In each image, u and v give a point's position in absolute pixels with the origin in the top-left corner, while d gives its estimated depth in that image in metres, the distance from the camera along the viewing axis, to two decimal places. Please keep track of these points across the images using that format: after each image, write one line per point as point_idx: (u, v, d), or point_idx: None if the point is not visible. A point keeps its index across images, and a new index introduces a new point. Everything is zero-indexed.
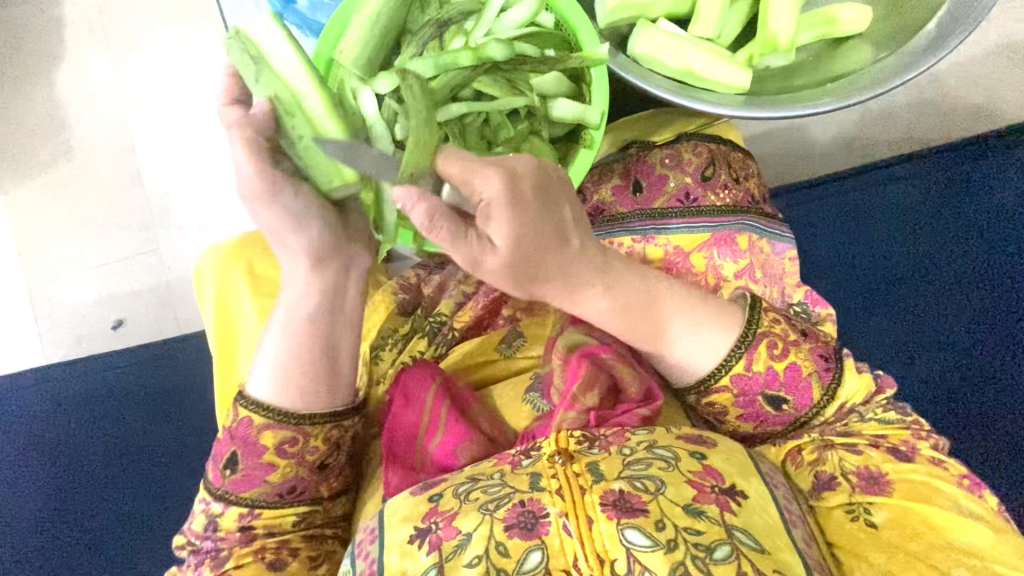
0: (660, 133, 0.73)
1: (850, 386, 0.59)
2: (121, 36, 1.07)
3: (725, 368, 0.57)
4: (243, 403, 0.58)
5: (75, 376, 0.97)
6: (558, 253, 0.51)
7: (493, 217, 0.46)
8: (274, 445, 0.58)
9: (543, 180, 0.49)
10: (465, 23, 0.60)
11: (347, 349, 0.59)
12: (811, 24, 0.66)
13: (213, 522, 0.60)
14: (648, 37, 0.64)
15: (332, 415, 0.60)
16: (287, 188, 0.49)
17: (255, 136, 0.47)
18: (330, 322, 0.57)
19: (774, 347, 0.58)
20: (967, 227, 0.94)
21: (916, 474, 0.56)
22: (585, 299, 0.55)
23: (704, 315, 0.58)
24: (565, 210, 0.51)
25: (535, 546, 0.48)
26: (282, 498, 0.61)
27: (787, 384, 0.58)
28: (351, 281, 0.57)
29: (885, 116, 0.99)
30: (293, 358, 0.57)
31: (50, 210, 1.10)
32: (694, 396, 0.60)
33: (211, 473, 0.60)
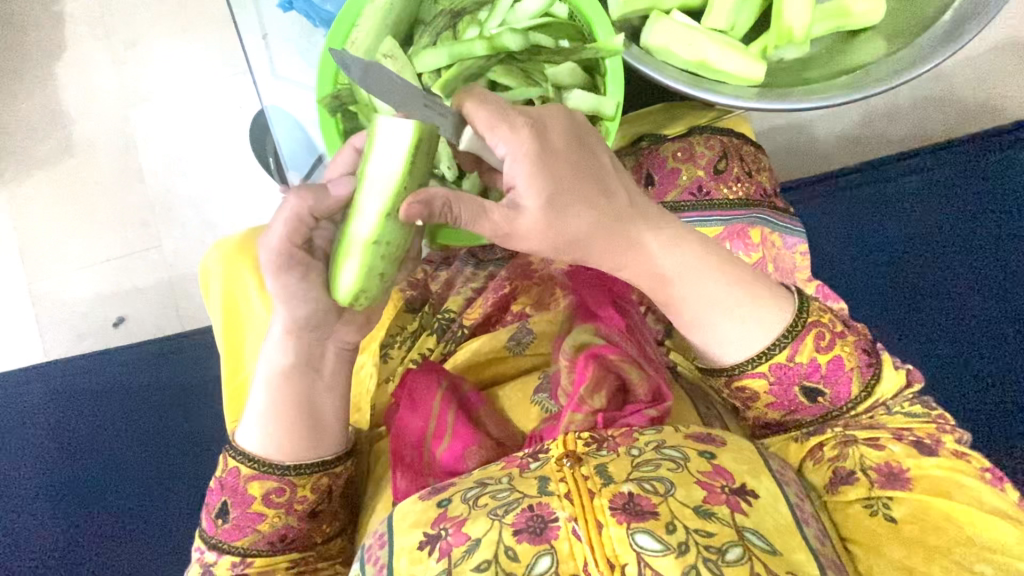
0: (675, 126, 0.73)
1: (887, 382, 0.59)
2: (123, 30, 1.06)
3: (764, 358, 0.56)
4: (232, 453, 0.59)
5: (84, 372, 0.97)
6: (599, 204, 0.50)
7: (517, 162, 0.46)
8: (261, 495, 0.58)
9: (574, 131, 0.49)
10: (479, 13, 0.59)
11: (330, 406, 0.60)
12: (825, 16, 0.66)
13: (207, 571, 0.60)
14: (662, 28, 0.63)
15: (321, 463, 0.60)
16: (297, 269, 0.53)
17: (306, 213, 0.52)
18: (312, 381, 0.59)
19: (821, 339, 0.56)
20: (974, 221, 0.95)
21: (937, 469, 0.56)
22: (636, 264, 0.54)
23: (749, 294, 0.56)
24: (602, 158, 0.51)
25: (545, 550, 0.48)
26: (274, 545, 0.60)
27: (827, 376, 0.57)
28: (329, 349, 0.59)
29: (893, 111, 0.97)
30: (279, 412, 0.58)
31: (51, 207, 1.09)
32: (723, 379, 0.58)
33: (205, 523, 0.60)
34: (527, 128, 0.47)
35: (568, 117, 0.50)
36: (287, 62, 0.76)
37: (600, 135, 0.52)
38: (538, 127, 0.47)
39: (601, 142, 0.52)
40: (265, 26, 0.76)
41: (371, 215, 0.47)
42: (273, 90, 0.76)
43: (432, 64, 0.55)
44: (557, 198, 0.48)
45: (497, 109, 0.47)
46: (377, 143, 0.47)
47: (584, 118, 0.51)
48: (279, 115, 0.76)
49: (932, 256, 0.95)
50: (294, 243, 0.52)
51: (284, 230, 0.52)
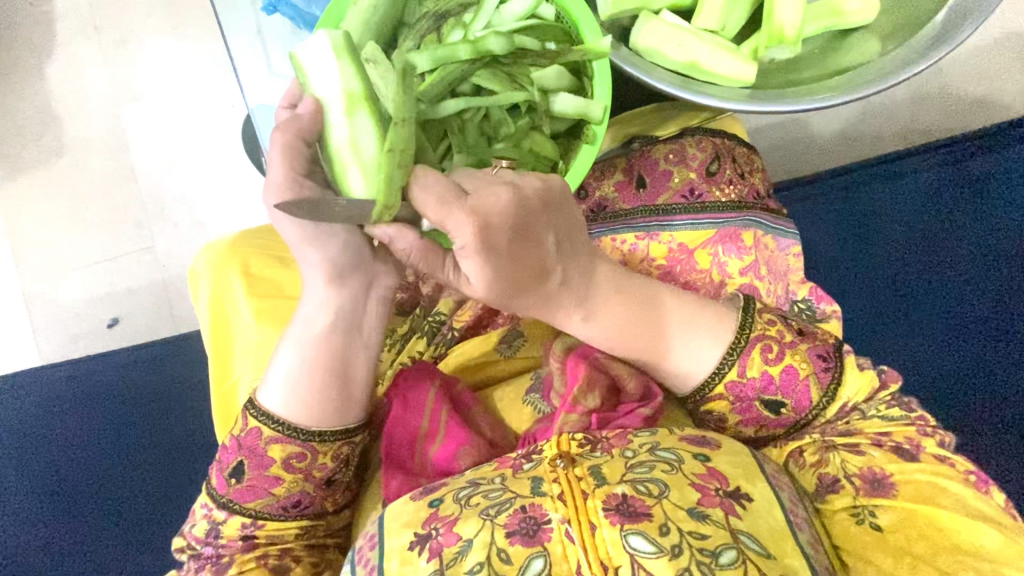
0: (666, 127, 0.72)
1: (851, 386, 0.59)
2: (112, 30, 1.06)
3: (718, 377, 0.58)
4: (253, 413, 0.57)
5: (78, 376, 0.96)
6: (536, 281, 0.53)
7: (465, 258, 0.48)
8: (281, 459, 0.57)
9: (520, 219, 0.49)
10: (464, 15, 0.58)
11: (362, 361, 0.59)
12: (816, 15, 0.65)
13: (216, 529, 0.59)
14: (651, 29, 0.62)
15: (344, 433, 0.58)
16: (311, 199, 0.52)
17: (296, 138, 0.51)
18: (347, 339, 0.58)
19: (768, 352, 0.58)
20: (971, 225, 0.93)
21: (921, 475, 0.56)
22: (570, 323, 0.58)
23: (692, 322, 0.59)
24: (546, 239, 0.52)
25: (538, 552, 0.46)
26: (288, 511, 0.59)
27: (783, 389, 0.58)
28: (371, 296, 0.59)
29: (889, 108, 0.96)
30: (309, 370, 0.57)
31: (42, 208, 1.08)
32: (692, 405, 0.60)
33: (214, 481, 0.58)
34: (471, 223, 0.47)
35: (516, 194, 0.49)
36: (278, 62, 0.75)
37: (554, 210, 0.52)
38: (482, 222, 0.47)
39: (549, 219, 0.52)
40: (258, 24, 0.75)
41: (358, 117, 0.50)
42: (261, 91, 0.74)
43: (414, 67, 0.53)
44: (496, 286, 0.51)
45: (442, 205, 0.46)
46: (306, 67, 0.51)
47: (534, 192, 0.51)
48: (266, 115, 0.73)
49: (921, 257, 0.94)
50: (298, 171, 0.52)
51: (284, 157, 0.51)
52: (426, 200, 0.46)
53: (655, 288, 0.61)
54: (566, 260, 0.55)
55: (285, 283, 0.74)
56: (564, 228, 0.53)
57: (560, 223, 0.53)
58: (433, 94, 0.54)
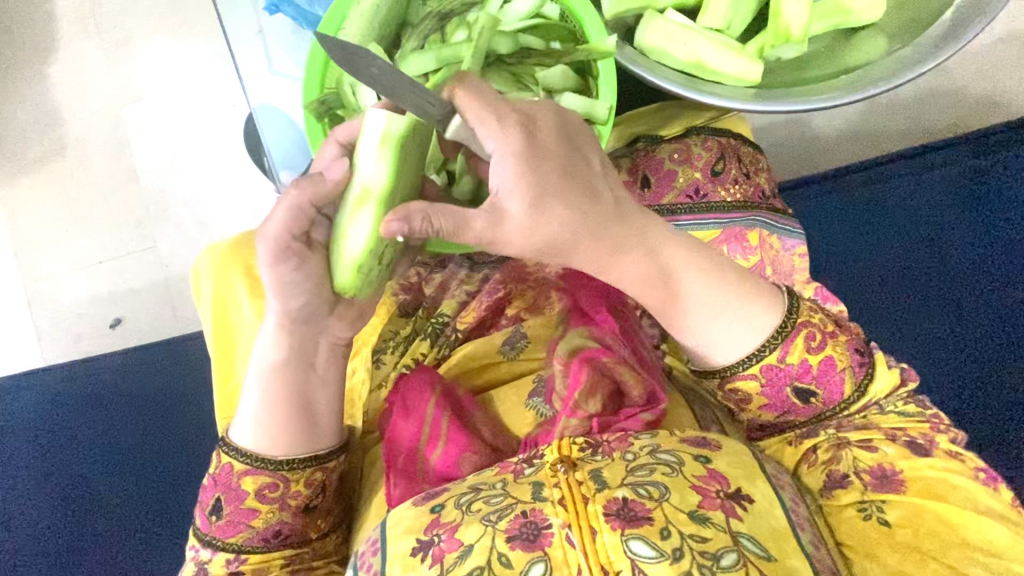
0: (672, 126, 0.72)
1: (880, 382, 0.57)
2: (114, 29, 1.05)
3: (757, 358, 0.54)
4: (226, 449, 0.57)
5: (76, 379, 0.96)
6: (590, 205, 0.48)
7: (503, 162, 0.45)
8: (255, 490, 0.57)
9: (563, 129, 0.48)
10: (468, 14, 0.57)
11: (323, 399, 0.58)
12: (823, 15, 0.65)
13: (202, 569, 0.59)
14: (657, 28, 0.62)
15: (314, 458, 0.58)
16: (294, 259, 0.50)
17: (309, 203, 0.48)
18: (304, 378, 0.57)
19: (811, 339, 0.55)
20: (976, 221, 0.93)
21: (931, 470, 0.55)
22: (624, 268, 0.52)
23: (738, 289, 0.55)
24: (591, 159, 0.49)
25: (538, 557, 0.46)
26: (269, 542, 0.59)
27: (819, 378, 0.55)
28: (322, 342, 0.57)
29: (892, 106, 0.96)
30: (274, 410, 0.56)
31: (44, 208, 1.08)
32: (717, 382, 0.56)
33: (198, 521, 0.59)
34: (516, 123, 0.45)
35: (557, 116, 0.48)
36: (279, 61, 0.75)
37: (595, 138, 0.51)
38: (526, 119, 0.46)
39: (591, 142, 0.50)
40: (259, 24, 0.75)
41: (361, 227, 0.47)
42: (264, 90, 0.74)
43: (420, 68, 0.54)
44: (549, 195, 0.46)
45: (489, 102, 0.44)
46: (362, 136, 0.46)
47: (576, 118, 0.50)
48: (267, 115, 0.74)
49: (923, 256, 0.93)
50: (292, 233, 0.49)
51: (284, 219, 0.48)
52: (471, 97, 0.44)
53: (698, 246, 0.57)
54: (613, 185, 0.51)
55: None
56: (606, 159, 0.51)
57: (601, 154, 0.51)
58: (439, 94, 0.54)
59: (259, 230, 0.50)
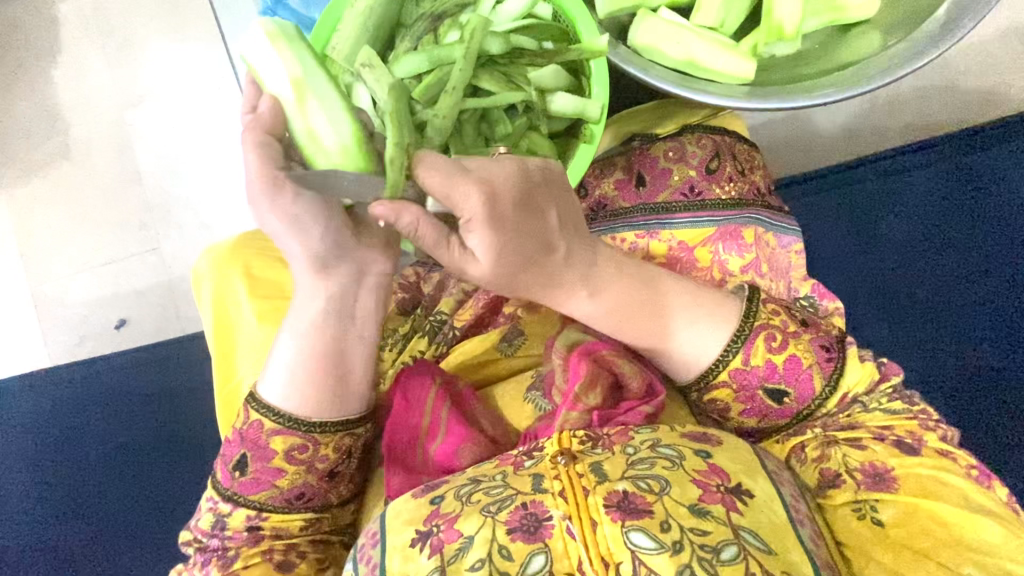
0: (665, 125, 0.71)
1: (853, 376, 0.59)
2: (117, 33, 1.06)
3: (723, 363, 0.57)
4: (255, 405, 0.58)
5: (82, 375, 0.97)
6: (540, 258, 0.53)
7: (470, 232, 0.48)
8: (283, 450, 0.57)
9: (523, 193, 0.50)
10: (460, 16, 0.58)
11: (359, 356, 0.58)
12: (815, 10, 0.65)
13: (220, 520, 0.59)
14: (649, 28, 0.62)
15: (346, 422, 0.59)
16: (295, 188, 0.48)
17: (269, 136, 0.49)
18: (342, 331, 0.57)
19: (772, 341, 0.58)
20: (974, 218, 0.93)
21: (923, 468, 0.55)
22: (572, 301, 0.57)
23: (694, 306, 0.59)
24: (548, 215, 0.52)
25: (539, 549, 0.47)
26: (290, 503, 0.59)
27: (787, 377, 0.57)
28: (362, 292, 0.57)
29: (892, 103, 0.96)
30: (310, 363, 0.57)
31: (49, 210, 1.09)
32: (694, 392, 0.60)
33: (219, 473, 0.59)
34: (479, 190, 0.47)
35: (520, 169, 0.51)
36: None
37: (553, 186, 0.53)
38: (488, 189, 0.48)
39: (551, 196, 0.53)
40: None
41: (321, 116, 0.48)
42: None
43: (413, 69, 0.54)
44: (502, 260, 0.50)
45: (448, 175, 0.46)
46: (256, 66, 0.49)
47: (537, 168, 0.52)
48: None
49: (923, 256, 0.93)
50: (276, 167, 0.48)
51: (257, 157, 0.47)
52: (432, 176, 0.46)
53: (656, 273, 0.61)
54: (568, 234, 0.54)
55: (286, 283, 0.74)
56: (565, 207, 0.54)
57: (560, 203, 0.53)
58: (430, 95, 0.53)
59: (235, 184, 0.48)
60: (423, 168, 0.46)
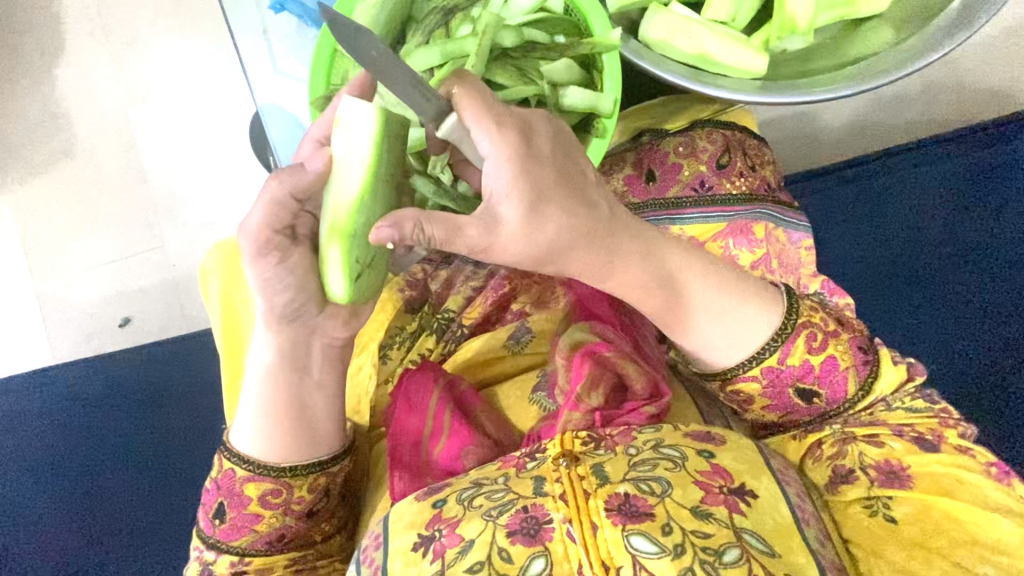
0: (676, 121, 0.71)
1: (885, 379, 0.58)
2: (121, 30, 1.06)
3: (757, 361, 0.55)
4: (227, 454, 0.57)
5: (75, 378, 0.97)
6: (584, 214, 0.48)
7: (501, 170, 0.43)
8: (258, 496, 0.57)
9: (561, 141, 0.47)
10: (472, 10, 0.57)
11: (319, 402, 0.57)
12: (831, 5, 0.64)
13: (207, 568, 0.59)
14: (661, 21, 0.62)
15: (318, 463, 0.58)
16: (275, 252, 0.47)
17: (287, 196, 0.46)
18: (299, 380, 0.56)
19: (812, 340, 0.56)
20: (988, 216, 0.92)
21: (939, 466, 0.55)
22: (621, 270, 0.52)
23: (733, 287, 0.56)
24: (587, 171, 0.49)
25: (539, 552, 0.46)
26: (272, 546, 0.60)
27: (822, 377, 0.56)
28: (314, 344, 0.55)
29: (899, 100, 0.95)
30: (275, 413, 0.56)
31: (52, 208, 1.09)
32: (717, 384, 0.58)
33: (201, 522, 0.59)
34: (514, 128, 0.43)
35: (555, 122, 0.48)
36: (284, 62, 0.75)
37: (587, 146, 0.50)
38: (523, 126, 0.44)
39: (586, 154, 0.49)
40: (264, 23, 0.75)
41: (354, 177, 0.44)
42: (269, 91, 0.74)
43: (424, 64, 0.54)
44: (540, 204, 0.45)
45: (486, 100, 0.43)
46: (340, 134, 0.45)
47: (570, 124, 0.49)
48: (273, 112, 0.74)
49: (929, 248, 0.93)
50: (274, 228, 0.47)
51: (263, 216, 0.46)
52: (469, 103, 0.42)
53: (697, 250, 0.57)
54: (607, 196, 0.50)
55: None
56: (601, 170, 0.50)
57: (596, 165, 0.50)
58: None
59: (240, 224, 0.47)
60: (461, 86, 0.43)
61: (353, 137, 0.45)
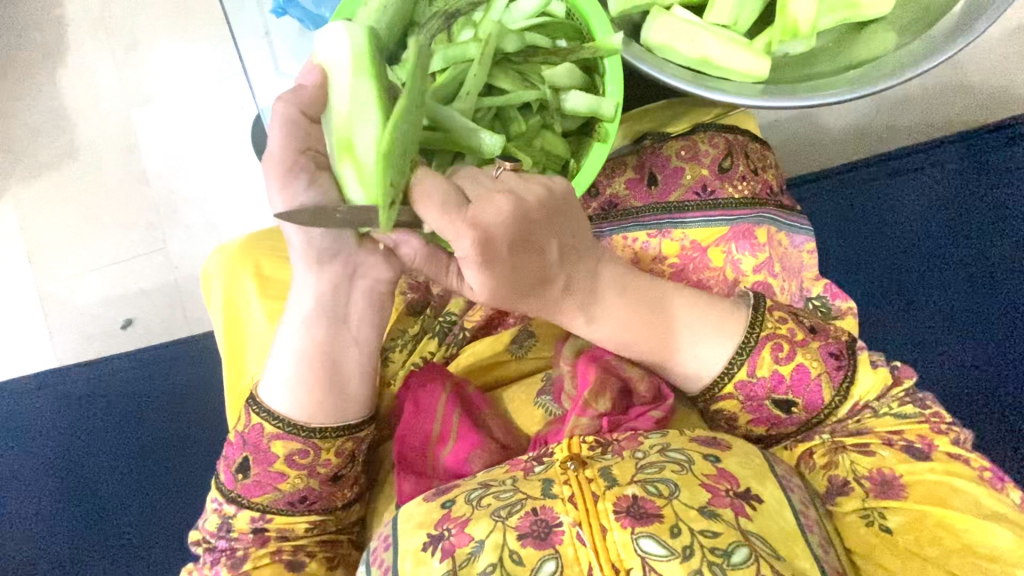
0: (676, 124, 0.72)
1: (864, 384, 0.58)
2: (124, 33, 1.06)
3: (727, 377, 0.57)
4: (255, 409, 0.57)
5: (80, 377, 0.97)
6: (538, 290, 0.53)
7: (467, 270, 0.48)
8: (285, 454, 0.57)
9: (522, 226, 0.48)
10: (474, 14, 0.58)
11: (353, 358, 0.57)
12: (832, 8, 0.64)
13: (226, 523, 0.59)
14: (663, 25, 0.62)
15: (346, 428, 0.58)
16: (302, 177, 0.48)
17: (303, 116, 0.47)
18: (336, 333, 0.56)
19: (779, 351, 0.56)
20: (986, 219, 0.92)
21: (931, 474, 0.55)
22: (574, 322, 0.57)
23: (705, 321, 0.58)
24: (547, 249, 0.51)
25: (550, 555, 0.46)
26: (294, 506, 0.59)
27: (794, 387, 0.57)
28: (356, 290, 0.55)
29: (903, 101, 0.95)
30: (309, 366, 0.56)
31: (55, 211, 1.09)
32: (701, 403, 0.59)
33: (223, 476, 0.59)
34: (471, 236, 0.45)
35: (516, 204, 0.48)
36: (287, 65, 0.75)
37: (556, 217, 0.51)
38: (483, 236, 0.46)
39: (551, 229, 0.51)
40: (266, 26, 0.75)
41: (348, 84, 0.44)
42: (271, 92, 0.75)
43: (426, 68, 0.54)
44: (498, 294, 0.51)
45: (447, 214, 0.45)
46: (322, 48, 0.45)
47: (535, 200, 0.49)
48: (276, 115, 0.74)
49: (926, 248, 0.93)
50: (297, 148, 0.48)
51: (282, 137, 0.47)
52: (429, 211, 0.44)
53: (664, 290, 0.59)
54: (568, 264, 0.54)
55: None
56: (565, 235, 0.52)
57: (561, 232, 0.52)
58: (446, 94, 0.53)
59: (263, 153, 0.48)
60: (423, 204, 0.44)
61: (334, 61, 0.45)
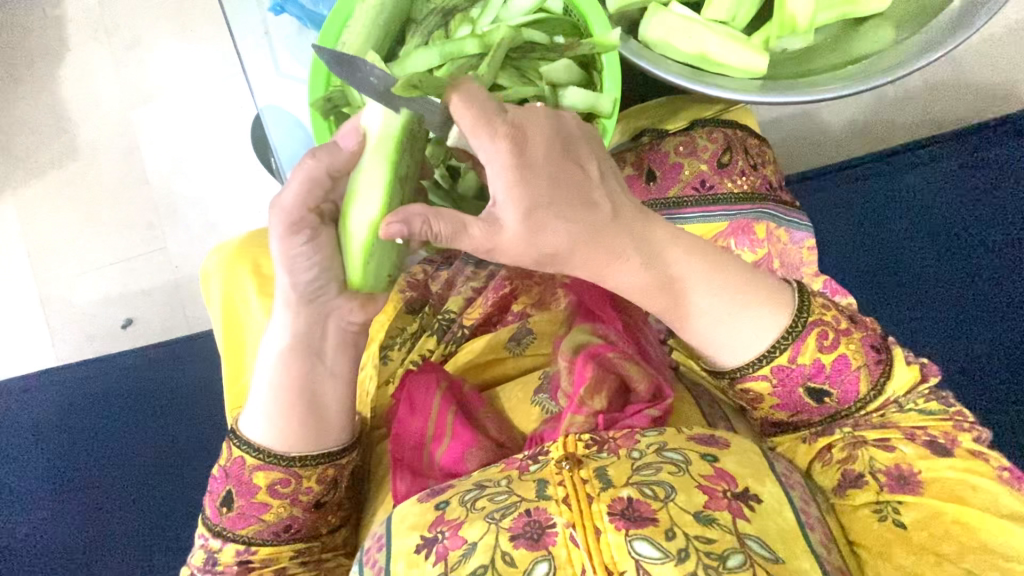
0: (675, 121, 0.71)
1: (898, 378, 0.57)
2: (123, 32, 1.06)
3: (766, 360, 0.54)
4: (237, 443, 0.57)
5: (77, 380, 0.97)
6: (582, 219, 0.47)
7: (497, 179, 0.44)
8: (266, 485, 0.57)
9: (559, 138, 0.47)
10: (471, 11, 0.58)
11: (330, 390, 0.57)
12: (830, 4, 0.64)
13: (212, 557, 0.59)
14: (661, 20, 0.62)
15: (326, 456, 0.58)
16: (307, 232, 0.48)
17: (325, 174, 0.47)
18: (312, 365, 0.56)
19: (823, 339, 0.54)
20: (986, 210, 0.92)
21: (951, 471, 0.55)
22: (623, 272, 0.51)
23: (750, 287, 0.54)
24: (588, 167, 0.48)
25: (542, 556, 0.46)
26: (278, 536, 0.59)
27: (833, 377, 0.55)
28: (330, 327, 0.55)
29: (904, 98, 0.95)
30: (286, 400, 0.56)
31: (56, 211, 1.09)
32: (727, 382, 0.57)
33: (208, 510, 0.59)
34: (508, 135, 0.44)
35: (552, 120, 0.47)
36: (287, 65, 0.75)
37: (590, 143, 0.50)
38: (518, 132, 0.44)
39: (589, 151, 0.49)
40: (265, 25, 0.75)
41: (374, 177, 0.46)
42: (271, 91, 0.74)
43: (424, 63, 0.53)
44: (539, 213, 0.45)
45: (483, 110, 0.44)
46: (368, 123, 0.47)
47: (572, 122, 0.48)
48: (274, 115, 0.74)
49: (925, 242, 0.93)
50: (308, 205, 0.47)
51: (299, 191, 0.47)
52: (465, 110, 0.43)
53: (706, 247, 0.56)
54: (612, 195, 0.50)
55: None
56: (604, 165, 0.50)
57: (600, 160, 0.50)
58: None
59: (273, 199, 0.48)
60: (459, 96, 0.43)
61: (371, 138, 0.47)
